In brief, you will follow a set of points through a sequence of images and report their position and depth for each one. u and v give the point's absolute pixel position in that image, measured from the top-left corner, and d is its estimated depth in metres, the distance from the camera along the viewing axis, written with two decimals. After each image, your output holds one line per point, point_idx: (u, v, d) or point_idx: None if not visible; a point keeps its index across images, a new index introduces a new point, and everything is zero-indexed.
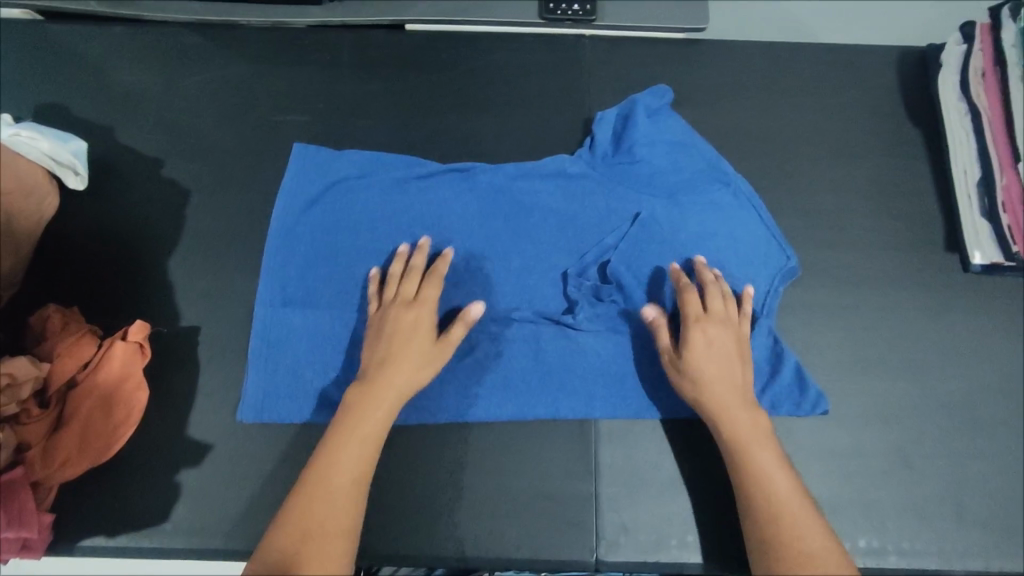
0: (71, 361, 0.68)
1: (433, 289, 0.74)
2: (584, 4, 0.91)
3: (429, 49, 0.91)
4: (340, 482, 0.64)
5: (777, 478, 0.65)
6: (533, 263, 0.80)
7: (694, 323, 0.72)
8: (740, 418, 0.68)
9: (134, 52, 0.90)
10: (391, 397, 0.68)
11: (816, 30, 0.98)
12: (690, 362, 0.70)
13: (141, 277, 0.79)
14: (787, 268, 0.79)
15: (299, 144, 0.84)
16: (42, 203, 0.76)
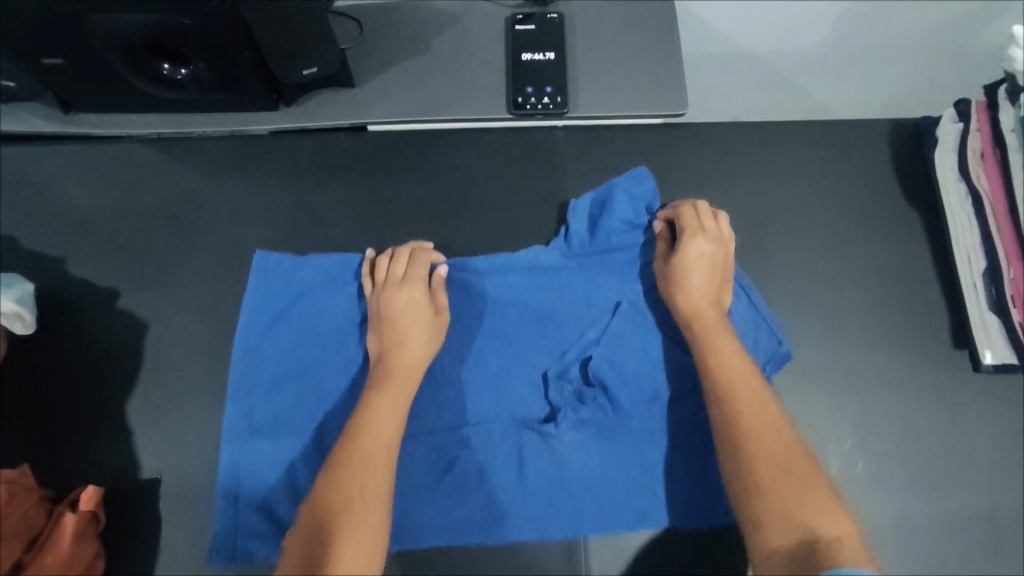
0: (14, 541, 0.64)
1: (420, 268, 0.74)
2: (555, 96, 0.84)
3: (395, 152, 0.87)
4: (372, 450, 0.61)
5: (738, 369, 0.65)
6: (510, 365, 0.75)
7: (691, 228, 0.73)
8: (711, 317, 0.70)
9: (88, 172, 0.86)
10: (409, 376, 0.68)
11: (801, 87, 0.97)
12: (686, 264, 0.72)
13: (96, 424, 0.74)
14: (779, 353, 0.74)
15: (259, 252, 0.79)
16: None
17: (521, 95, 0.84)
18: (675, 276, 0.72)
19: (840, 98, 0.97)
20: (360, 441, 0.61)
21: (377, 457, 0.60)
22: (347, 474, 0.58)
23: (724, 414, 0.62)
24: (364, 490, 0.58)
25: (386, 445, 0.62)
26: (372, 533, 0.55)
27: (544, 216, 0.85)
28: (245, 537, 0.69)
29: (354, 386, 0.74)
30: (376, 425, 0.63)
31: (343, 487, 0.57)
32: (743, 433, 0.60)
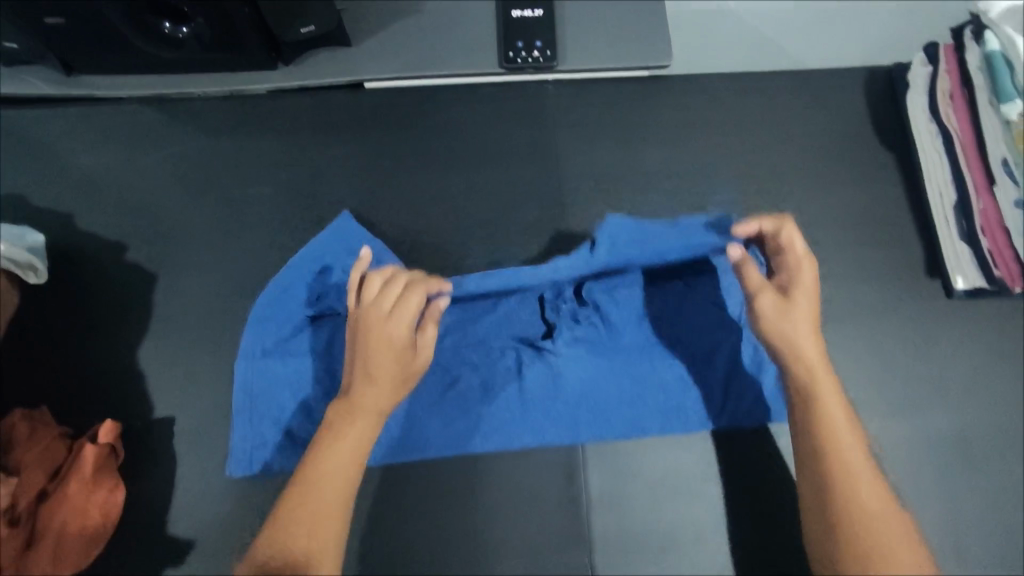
0: (40, 472, 0.67)
1: (417, 298, 0.66)
2: (544, 50, 0.88)
3: (390, 108, 0.89)
4: (325, 501, 0.57)
5: (849, 432, 0.57)
6: (508, 289, 0.77)
7: (800, 260, 0.64)
8: (822, 365, 0.60)
9: (90, 132, 0.87)
10: (373, 417, 0.62)
11: (774, 37, 0.95)
12: (798, 301, 0.62)
13: (110, 370, 0.77)
14: None
15: (341, 213, 0.81)
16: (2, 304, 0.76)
17: (512, 48, 0.88)
18: (786, 315, 0.62)
19: (821, 46, 0.95)
20: (314, 492, 0.57)
21: (329, 514, 0.56)
22: (299, 525, 0.55)
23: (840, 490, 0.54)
24: (314, 546, 0.55)
25: (341, 499, 0.58)
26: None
27: (537, 164, 0.86)
28: (259, 449, 0.73)
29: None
30: (329, 475, 0.59)
31: (290, 539, 0.55)
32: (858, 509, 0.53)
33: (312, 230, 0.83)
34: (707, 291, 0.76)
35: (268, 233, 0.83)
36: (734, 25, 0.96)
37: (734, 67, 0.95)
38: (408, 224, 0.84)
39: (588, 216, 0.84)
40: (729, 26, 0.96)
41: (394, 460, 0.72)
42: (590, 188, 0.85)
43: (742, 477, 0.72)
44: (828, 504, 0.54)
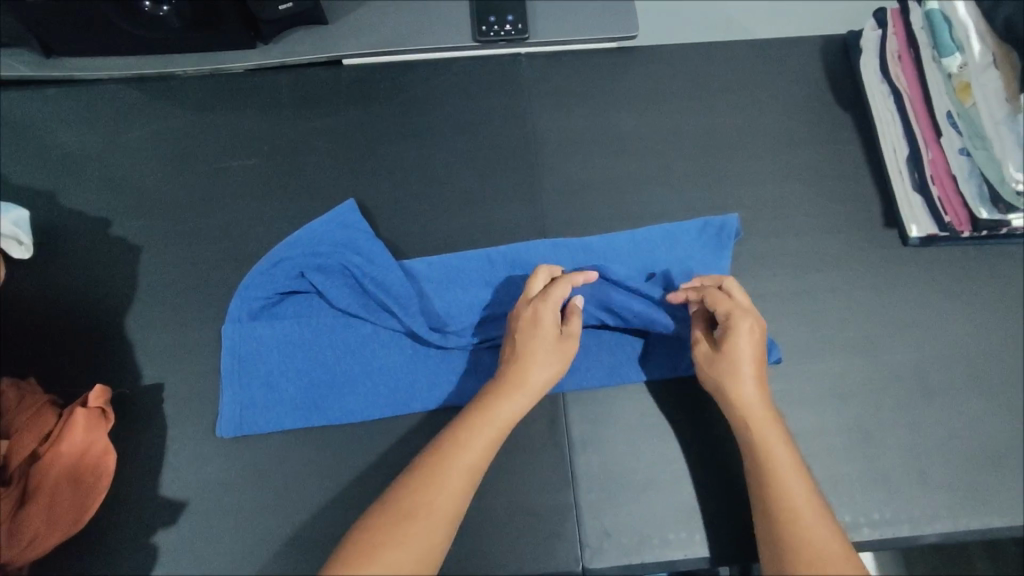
0: (32, 435, 0.67)
1: (561, 289, 0.70)
2: (516, 24, 0.92)
3: (367, 81, 0.91)
4: (456, 469, 0.61)
5: (790, 472, 0.62)
6: (488, 257, 0.80)
7: (734, 315, 0.68)
8: (761, 413, 0.66)
9: (70, 112, 0.88)
10: (521, 400, 0.65)
11: (731, 13, 1.01)
12: (733, 357, 0.67)
13: (97, 340, 0.77)
14: (730, 226, 0.82)
15: (352, 202, 0.82)
16: None
17: (484, 23, 0.92)
18: (723, 372, 0.68)
19: (777, 19, 1.00)
20: (451, 458, 0.61)
21: (457, 482, 0.60)
22: (431, 484, 0.59)
23: (778, 519, 0.60)
24: (434, 504, 0.58)
25: (469, 467, 0.61)
26: (426, 551, 0.56)
27: (513, 130, 0.89)
28: (248, 411, 0.74)
29: (357, 277, 0.78)
30: (469, 444, 0.62)
31: (421, 495, 0.58)
32: (797, 547, 0.57)
33: (295, 199, 0.85)
34: (679, 261, 0.81)
35: (252, 204, 0.84)
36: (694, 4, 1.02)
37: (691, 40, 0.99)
38: (390, 191, 0.85)
39: (565, 179, 0.87)
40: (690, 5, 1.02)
41: (383, 414, 0.74)
42: (566, 152, 0.88)
43: (719, 420, 0.75)
44: (764, 530, 0.61)
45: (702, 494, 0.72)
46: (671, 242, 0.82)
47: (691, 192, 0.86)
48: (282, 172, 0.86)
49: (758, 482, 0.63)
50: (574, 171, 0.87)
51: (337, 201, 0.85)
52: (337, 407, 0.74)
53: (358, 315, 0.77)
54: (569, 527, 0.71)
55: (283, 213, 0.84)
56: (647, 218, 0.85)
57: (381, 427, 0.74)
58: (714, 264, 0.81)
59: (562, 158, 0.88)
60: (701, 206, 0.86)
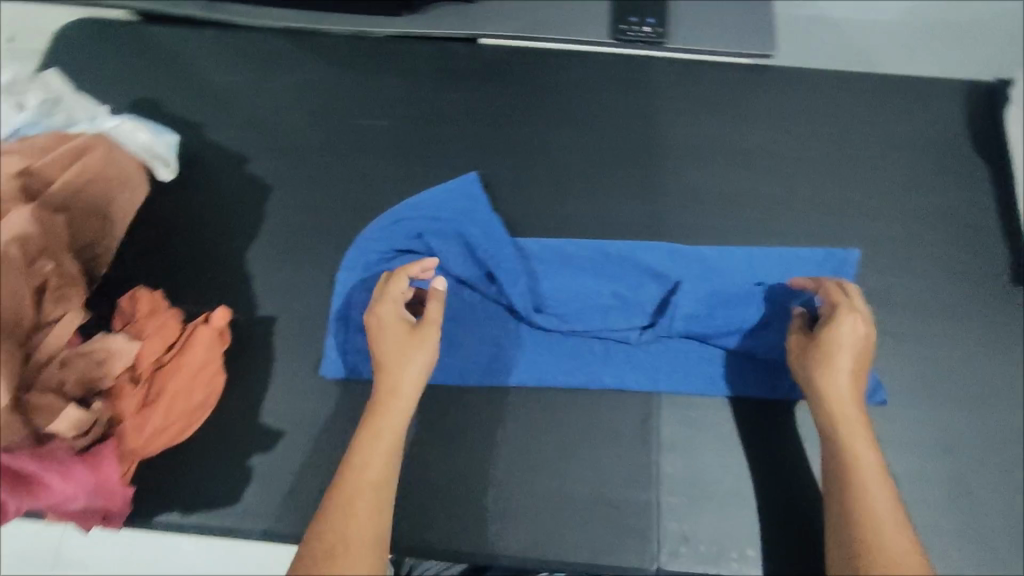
0: (157, 342, 0.70)
1: (394, 283, 0.70)
2: (656, 27, 0.93)
3: (502, 62, 0.93)
4: (356, 490, 0.61)
5: (876, 480, 0.62)
6: (600, 250, 0.81)
7: (844, 310, 0.68)
8: (852, 415, 0.65)
9: (224, 53, 0.94)
10: (402, 404, 0.66)
11: (864, 50, 1.01)
12: (834, 351, 0.66)
13: (223, 267, 0.82)
14: (848, 259, 0.81)
15: (474, 175, 0.85)
16: (132, 189, 0.76)
17: (624, 23, 0.94)
18: (821, 364, 0.66)
19: (912, 60, 0.99)
20: (350, 485, 0.61)
21: (367, 503, 0.61)
22: (344, 516, 0.59)
23: (857, 524, 0.60)
24: (354, 535, 0.58)
25: (371, 485, 0.62)
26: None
27: (638, 130, 0.90)
28: (352, 356, 0.76)
29: (471, 247, 0.80)
30: (366, 465, 0.63)
31: (335, 527, 0.59)
32: (876, 554, 0.57)
33: (420, 164, 0.88)
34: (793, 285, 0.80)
35: (379, 163, 0.88)
36: (829, 35, 1.02)
37: (828, 66, 1.01)
38: (511, 171, 0.87)
39: (684, 185, 0.87)
40: (825, 35, 1.02)
41: (479, 383, 0.76)
42: (688, 159, 0.88)
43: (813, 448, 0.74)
44: (840, 531, 0.61)
45: (787, 517, 0.71)
46: (786, 266, 0.81)
47: (809, 217, 0.85)
48: (412, 136, 0.89)
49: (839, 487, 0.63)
50: (693, 179, 0.87)
51: (460, 172, 0.87)
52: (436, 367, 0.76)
53: (469, 285, 0.80)
54: (646, 525, 0.71)
55: (407, 176, 0.87)
56: (762, 236, 0.84)
57: (474, 395, 0.76)
58: None
59: (684, 163, 0.88)
60: (819, 233, 0.85)
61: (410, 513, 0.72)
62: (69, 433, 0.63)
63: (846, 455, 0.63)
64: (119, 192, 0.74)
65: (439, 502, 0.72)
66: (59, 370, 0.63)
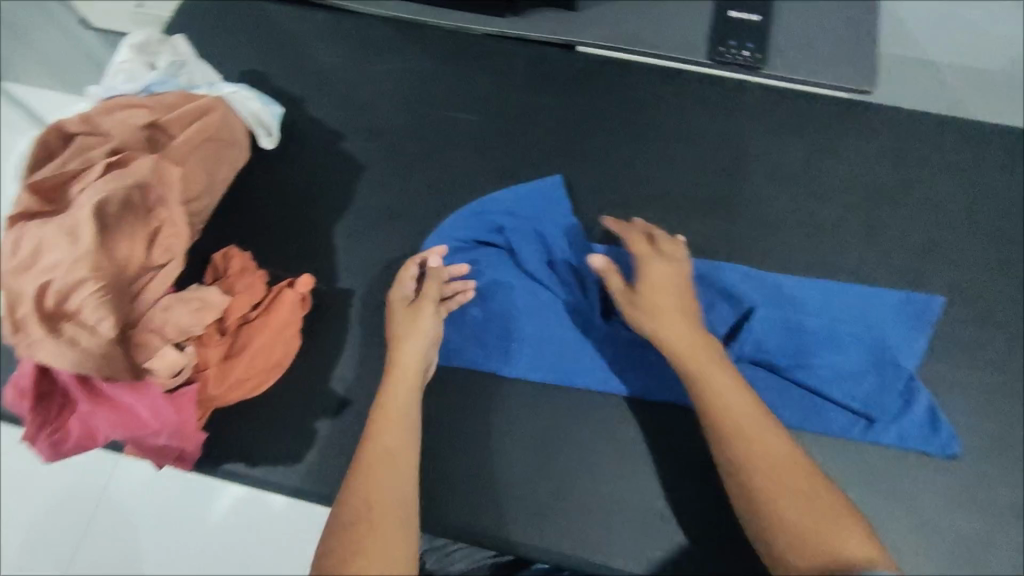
0: (245, 300, 0.74)
1: (404, 269, 0.78)
2: (755, 52, 0.93)
3: (596, 71, 0.95)
4: (376, 460, 0.63)
5: (733, 399, 0.62)
6: None
7: (645, 257, 0.73)
8: (687, 346, 0.67)
9: (332, 35, 0.98)
10: (405, 377, 0.70)
11: (965, 96, 0.98)
12: (644, 291, 0.70)
13: (310, 237, 0.85)
14: (932, 306, 0.79)
15: (558, 177, 0.86)
16: (233, 151, 0.79)
17: (723, 45, 0.94)
18: (640, 303, 0.70)
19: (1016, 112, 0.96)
20: (369, 455, 0.63)
21: (388, 471, 0.62)
22: (367, 482, 0.61)
23: (730, 449, 0.60)
24: (380, 499, 0.59)
25: (387, 451, 0.63)
26: (393, 542, 0.56)
27: (724, 151, 0.90)
28: None
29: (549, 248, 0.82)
30: (385, 436, 0.65)
31: (361, 495, 0.59)
32: (757, 475, 0.58)
33: (506, 161, 0.90)
34: (870, 324, 0.78)
35: (466, 155, 0.90)
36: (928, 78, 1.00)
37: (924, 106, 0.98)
38: (593, 178, 0.88)
39: (765, 211, 0.86)
40: (924, 77, 1.00)
41: (543, 380, 0.78)
42: (771, 185, 0.88)
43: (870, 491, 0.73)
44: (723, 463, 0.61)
45: None
46: (864, 304, 0.79)
47: (892, 258, 0.84)
48: (500, 132, 0.91)
49: (707, 415, 0.63)
50: (776, 207, 0.87)
51: (544, 173, 0.89)
52: (502, 360, 0.79)
53: (542, 285, 0.81)
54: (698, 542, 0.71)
55: (493, 171, 0.89)
56: (842, 271, 0.83)
57: (537, 392, 0.78)
58: (906, 339, 0.78)
59: (767, 189, 0.88)
60: (901, 275, 0.83)
61: (466, 496, 0.74)
62: (164, 372, 0.66)
63: (696, 382, 0.64)
64: (228, 154, 0.78)
65: (493, 491, 0.74)
66: (162, 314, 0.67)
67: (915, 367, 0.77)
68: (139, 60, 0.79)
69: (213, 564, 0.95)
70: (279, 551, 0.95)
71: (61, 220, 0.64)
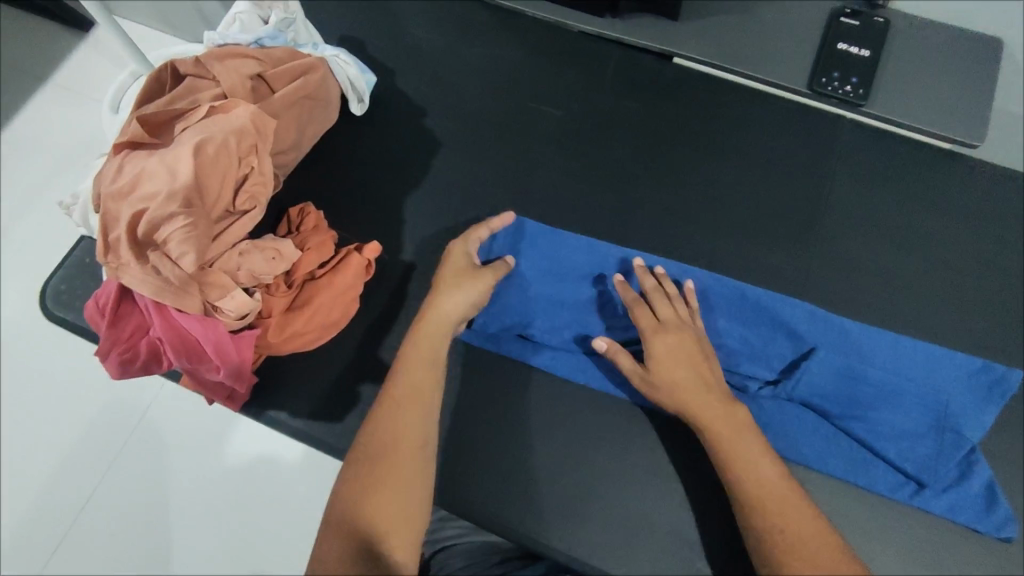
0: (314, 256, 0.76)
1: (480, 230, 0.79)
2: (858, 88, 0.87)
3: (688, 85, 0.93)
4: (397, 400, 0.66)
5: (754, 461, 0.65)
6: (740, 294, 0.79)
7: (653, 332, 0.72)
8: (716, 419, 0.67)
9: (432, 13, 0.99)
10: (442, 321, 0.71)
11: None
12: (660, 368, 0.70)
13: (382, 206, 0.87)
14: (1009, 379, 0.74)
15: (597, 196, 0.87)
16: (325, 113, 0.83)
17: (826, 76, 0.88)
18: (663, 385, 0.70)
19: None
20: (392, 396, 0.66)
21: (411, 413, 0.65)
22: (388, 422, 0.64)
23: (752, 508, 0.63)
24: (398, 442, 0.63)
25: (411, 394, 0.66)
26: (406, 486, 0.61)
27: (806, 186, 0.87)
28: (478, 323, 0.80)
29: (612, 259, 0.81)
30: (411, 378, 0.67)
31: (383, 437, 0.63)
32: (780, 534, 0.61)
33: (581, 162, 0.89)
34: (935, 386, 0.75)
35: (544, 150, 0.90)
36: None
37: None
38: (667, 192, 0.87)
39: (839, 253, 0.84)
40: None
41: (587, 384, 0.77)
42: (851, 228, 0.85)
43: (911, 560, 0.70)
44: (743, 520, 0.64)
45: None
46: (933, 367, 0.75)
47: (969, 323, 0.80)
48: (582, 133, 0.91)
49: (739, 496, 0.64)
50: (851, 250, 0.84)
51: (618, 180, 0.88)
52: (550, 358, 0.79)
53: (603, 289, 0.80)
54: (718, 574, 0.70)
55: (568, 170, 0.89)
56: (913, 328, 0.80)
57: (579, 396, 0.77)
58: (973, 410, 0.73)
59: (845, 231, 0.85)
60: (976, 342, 0.79)
61: (493, 485, 0.74)
62: (232, 313, 0.68)
63: (730, 463, 0.65)
64: (319, 114, 0.82)
65: (520, 483, 0.74)
66: (239, 257, 0.70)
67: (978, 440, 0.73)
68: (254, 13, 0.83)
69: (236, 501, 1.02)
70: (299, 499, 1.02)
71: (163, 155, 0.68)
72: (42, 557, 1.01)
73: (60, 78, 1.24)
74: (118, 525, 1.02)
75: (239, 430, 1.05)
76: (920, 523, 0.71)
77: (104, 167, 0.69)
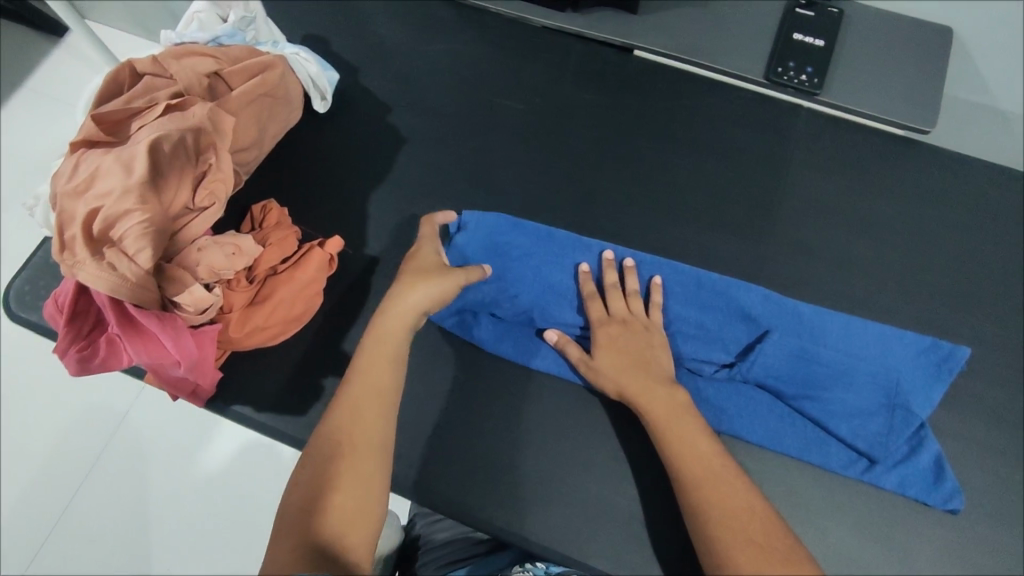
0: (275, 252, 0.77)
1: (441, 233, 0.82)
2: (813, 77, 0.89)
3: (648, 77, 0.94)
4: (357, 397, 0.66)
5: (693, 445, 0.67)
6: (695, 281, 0.80)
7: (600, 324, 0.76)
8: (660, 408, 0.69)
9: (396, 11, 1.00)
10: (399, 321, 0.71)
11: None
12: (601, 358, 0.74)
13: (345, 202, 0.88)
14: (957, 354, 0.76)
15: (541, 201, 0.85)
16: (286, 111, 0.84)
17: (781, 66, 0.90)
18: (605, 372, 0.73)
19: None
20: (351, 394, 0.66)
21: (367, 425, 0.65)
22: (347, 429, 0.64)
23: (687, 488, 0.65)
24: (357, 448, 0.63)
25: (372, 393, 0.67)
26: (364, 484, 0.62)
27: (762, 174, 0.89)
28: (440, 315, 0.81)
29: (572, 250, 0.83)
30: (371, 377, 0.67)
31: (341, 435, 0.64)
32: (714, 510, 0.63)
33: (544, 155, 0.91)
34: (885, 365, 0.77)
35: (506, 144, 0.91)
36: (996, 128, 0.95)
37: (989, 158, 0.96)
38: (627, 183, 0.89)
39: (795, 240, 0.85)
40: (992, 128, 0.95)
41: (546, 371, 0.79)
42: (809, 214, 0.87)
43: (861, 533, 0.72)
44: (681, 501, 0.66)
45: None
46: (884, 347, 0.78)
47: (921, 303, 0.82)
48: (544, 126, 0.92)
49: (675, 476, 0.66)
50: (807, 237, 0.85)
51: (579, 172, 0.90)
52: (511, 347, 0.80)
53: (563, 278, 0.81)
54: (677, 555, 0.71)
55: (530, 163, 0.90)
56: (864, 309, 0.82)
57: (540, 383, 0.79)
58: (922, 389, 0.76)
59: (801, 218, 0.86)
60: (927, 321, 0.81)
61: (456, 473, 0.75)
62: (191, 308, 0.69)
63: (669, 438, 0.68)
64: (280, 111, 0.83)
65: (482, 469, 0.75)
66: (198, 253, 0.71)
67: (927, 415, 0.76)
68: (213, 12, 0.84)
69: (210, 499, 1.03)
70: (271, 496, 1.02)
71: (119, 152, 0.68)
72: (21, 562, 1.01)
73: (31, 83, 1.24)
74: (91, 525, 1.02)
75: (211, 427, 1.06)
76: (870, 497, 0.73)
77: (60, 166, 0.69)
